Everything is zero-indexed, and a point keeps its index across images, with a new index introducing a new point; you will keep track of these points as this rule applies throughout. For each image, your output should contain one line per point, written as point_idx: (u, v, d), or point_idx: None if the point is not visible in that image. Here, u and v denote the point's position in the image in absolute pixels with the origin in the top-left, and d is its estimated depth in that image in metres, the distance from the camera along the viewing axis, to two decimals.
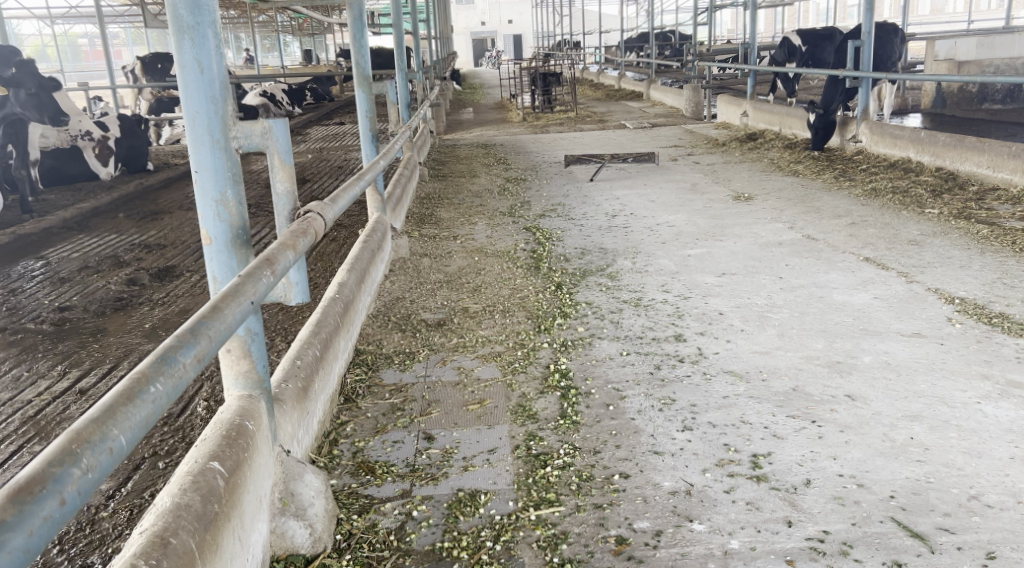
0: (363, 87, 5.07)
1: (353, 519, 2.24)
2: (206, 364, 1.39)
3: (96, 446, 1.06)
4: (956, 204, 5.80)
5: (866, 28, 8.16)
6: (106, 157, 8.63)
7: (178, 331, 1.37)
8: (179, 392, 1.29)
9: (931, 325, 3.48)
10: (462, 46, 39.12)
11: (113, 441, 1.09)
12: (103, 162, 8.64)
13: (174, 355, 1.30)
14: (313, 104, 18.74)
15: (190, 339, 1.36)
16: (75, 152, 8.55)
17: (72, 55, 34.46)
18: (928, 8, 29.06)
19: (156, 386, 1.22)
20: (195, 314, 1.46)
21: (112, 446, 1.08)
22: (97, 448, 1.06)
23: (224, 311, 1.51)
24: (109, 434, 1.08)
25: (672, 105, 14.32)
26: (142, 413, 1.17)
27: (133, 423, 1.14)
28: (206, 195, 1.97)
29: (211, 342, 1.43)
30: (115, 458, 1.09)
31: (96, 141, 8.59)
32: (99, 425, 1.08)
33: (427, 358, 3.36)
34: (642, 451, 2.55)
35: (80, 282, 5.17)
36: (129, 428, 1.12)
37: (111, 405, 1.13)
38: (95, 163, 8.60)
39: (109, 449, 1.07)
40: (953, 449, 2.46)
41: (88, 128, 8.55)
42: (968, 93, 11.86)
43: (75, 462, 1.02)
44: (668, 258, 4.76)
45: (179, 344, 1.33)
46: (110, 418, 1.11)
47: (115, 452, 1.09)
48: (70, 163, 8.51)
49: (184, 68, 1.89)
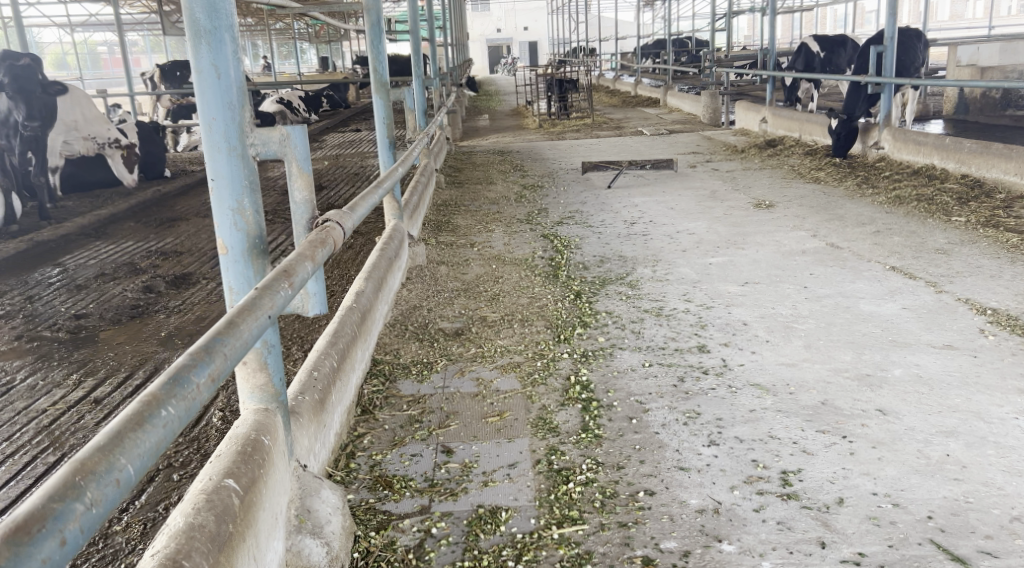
0: (380, 94, 5.02)
1: (370, 535, 2.18)
2: (220, 383, 1.34)
3: (102, 478, 1.00)
4: (983, 211, 5.70)
5: (889, 34, 8.05)
6: (132, 164, 8.69)
7: (192, 349, 1.31)
8: (192, 415, 1.23)
9: (964, 337, 3.39)
10: (478, 53, 39.18)
11: (120, 472, 1.03)
12: (129, 169, 8.72)
13: (187, 375, 1.24)
14: (329, 110, 18.76)
15: (205, 357, 1.30)
16: (98, 160, 8.63)
17: (91, 62, 34.84)
18: (948, 13, 28.90)
19: (167, 409, 1.16)
20: (210, 330, 1.40)
21: (118, 477, 1.03)
22: (103, 480, 1.00)
23: (240, 327, 1.45)
24: (115, 464, 1.03)
25: (689, 112, 14.26)
26: (152, 440, 1.11)
27: (143, 450, 1.09)
28: (223, 203, 1.92)
29: (226, 360, 1.37)
30: (122, 490, 1.04)
31: (123, 148, 8.66)
32: (106, 454, 1.03)
33: (445, 368, 3.30)
34: (668, 467, 2.48)
35: (96, 289, 5.14)
36: (138, 457, 1.07)
37: (119, 431, 1.08)
38: (121, 169, 8.67)
39: (116, 480, 1.02)
40: (991, 468, 2.37)
41: (116, 136, 8.62)
42: (991, 99, 11.60)
43: (81, 496, 0.97)
44: (690, 266, 4.68)
45: (193, 363, 1.28)
46: (118, 446, 1.06)
47: (122, 484, 1.04)
48: (92, 172, 8.59)
49: (202, 73, 1.84)
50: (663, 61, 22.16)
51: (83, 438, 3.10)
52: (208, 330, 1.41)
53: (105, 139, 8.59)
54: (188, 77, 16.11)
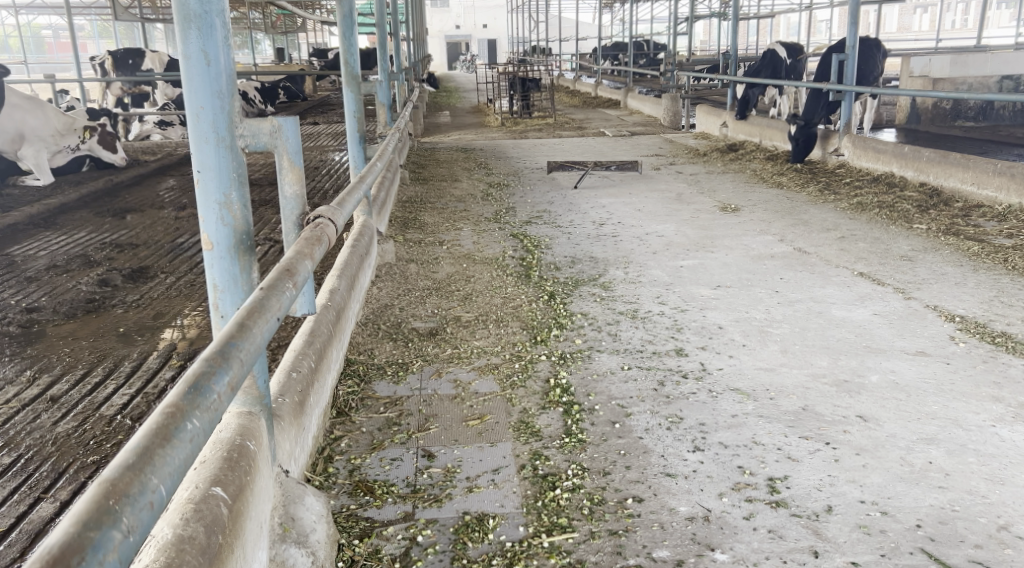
0: (351, 87, 4.90)
1: (354, 544, 2.10)
2: (236, 391, 1.28)
3: (136, 502, 0.96)
4: (943, 219, 5.80)
5: (850, 42, 8.12)
6: (111, 144, 8.75)
7: (208, 353, 1.25)
8: (213, 426, 1.18)
9: (935, 343, 3.43)
10: (437, 50, 38.87)
11: (153, 493, 0.99)
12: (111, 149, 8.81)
13: (208, 383, 1.18)
14: (286, 103, 18.48)
15: (222, 363, 1.24)
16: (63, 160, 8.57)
17: (34, 47, 33.80)
18: (896, 25, 29.81)
19: (192, 423, 1.11)
20: (222, 333, 1.33)
21: (151, 499, 0.98)
22: (137, 503, 0.96)
23: (252, 330, 1.37)
24: (148, 485, 0.98)
25: (649, 114, 14.33)
26: (180, 456, 1.06)
27: (172, 468, 1.04)
28: (209, 197, 1.82)
29: (241, 367, 1.31)
30: (155, 511, 0.99)
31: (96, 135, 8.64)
32: (137, 474, 0.98)
33: (421, 369, 3.22)
34: (654, 473, 2.45)
35: (48, 282, 4.95)
36: (169, 476, 1.02)
37: (148, 447, 1.02)
38: (106, 153, 8.75)
39: (150, 502, 0.98)
40: (975, 476, 2.39)
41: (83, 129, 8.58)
42: (942, 109, 11.99)
43: (117, 523, 0.92)
44: (661, 268, 4.68)
45: (211, 369, 1.22)
46: (147, 464, 1.00)
47: (155, 505, 0.99)
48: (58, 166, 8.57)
49: (189, 60, 1.75)
50: (622, 63, 22.26)
51: (39, 437, 2.96)
52: (219, 332, 1.34)
53: (75, 140, 8.58)
54: (141, 65, 15.73)
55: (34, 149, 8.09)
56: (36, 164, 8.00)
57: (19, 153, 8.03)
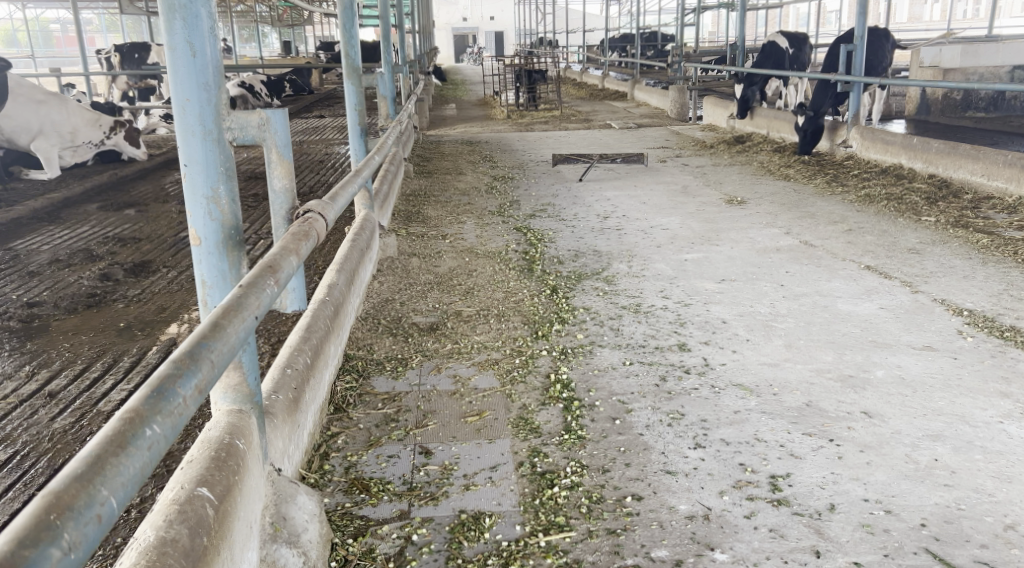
0: (352, 79, 4.86)
1: (348, 543, 2.07)
2: (206, 395, 1.25)
3: (80, 516, 0.91)
4: (952, 212, 5.74)
5: (859, 33, 8.02)
6: (136, 140, 8.88)
7: (176, 355, 1.22)
8: (177, 432, 1.15)
9: (943, 338, 3.37)
10: (444, 42, 38.62)
11: (102, 506, 0.95)
12: (136, 144, 8.92)
13: (173, 388, 1.15)
14: (292, 95, 18.50)
15: (190, 365, 1.21)
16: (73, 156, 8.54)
17: (43, 40, 33.90)
18: (906, 15, 29.55)
19: (152, 429, 1.07)
20: (194, 333, 1.30)
21: (100, 512, 0.95)
22: (83, 518, 0.92)
23: (226, 330, 1.34)
24: (96, 498, 0.95)
25: (656, 106, 14.24)
26: (135, 465, 1.03)
27: (126, 479, 1.00)
28: (196, 191, 1.79)
29: (212, 369, 1.27)
30: (103, 526, 0.96)
31: (121, 132, 8.73)
32: (85, 486, 0.94)
33: (420, 365, 3.19)
34: (654, 471, 2.41)
35: (50, 276, 4.94)
36: (121, 487, 0.99)
37: (99, 457, 0.99)
38: (131, 149, 8.89)
39: (97, 516, 0.94)
40: (981, 474, 2.34)
41: (107, 127, 8.63)
42: (952, 100, 11.74)
43: (57, 539, 0.88)
44: (665, 262, 4.63)
45: (178, 373, 1.18)
46: (98, 476, 0.97)
47: (104, 519, 0.96)
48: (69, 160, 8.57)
49: (174, 50, 1.71)
50: (629, 55, 22.15)
51: (36, 433, 2.94)
52: (193, 331, 1.31)
53: (100, 138, 8.61)
54: (148, 59, 15.74)
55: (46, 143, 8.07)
56: (46, 158, 7.99)
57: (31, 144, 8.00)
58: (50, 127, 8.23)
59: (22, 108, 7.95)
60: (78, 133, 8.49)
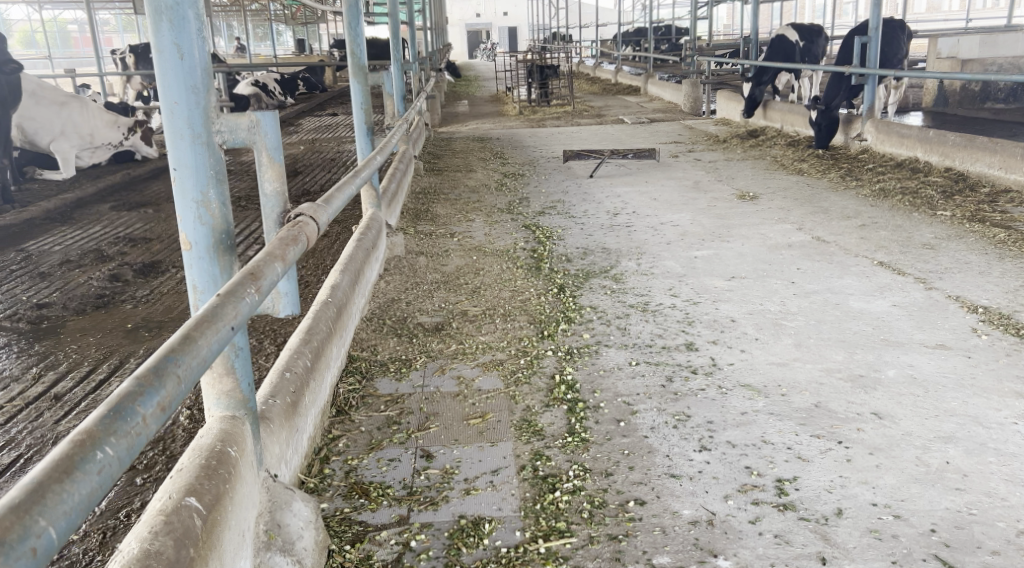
0: (358, 78, 4.82)
1: (345, 549, 2.05)
2: (171, 412, 1.19)
3: (12, 550, 0.84)
4: (969, 206, 5.64)
5: (874, 24, 7.89)
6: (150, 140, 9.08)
7: (140, 372, 1.17)
8: (135, 453, 1.09)
9: (957, 336, 3.31)
10: (457, 38, 38.62)
11: (40, 537, 0.89)
12: (149, 143, 9.12)
13: (132, 406, 1.09)
14: (306, 94, 18.58)
15: (154, 382, 1.15)
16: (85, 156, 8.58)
17: (60, 41, 34.15)
18: (925, 5, 29.22)
19: (104, 451, 1.01)
20: (162, 347, 1.25)
21: (37, 544, 0.88)
22: (16, 551, 0.85)
23: (196, 344, 1.29)
24: (33, 528, 0.88)
25: (670, 100, 14.15)
26: (83, 491, 0.96)
27: (70, 507, 0.94)
28: (186, 195, 1.77)
29: (179, 385, 1.22)
30: (42, 559, 0.89)
31: (139, 132, 8.90)
32: (21, 515, 0.88)
33: (424, 366, 3.16)
34: (658, 474, 2.37)
35: (60, 277, 4.96)
36: (63, 516, 0.92)
37: (41, 484, 0.92)
38: (145, 148, 9.09)
39: (33, 548, 0.87)
40: (993, 477, 2.28)
41: (125, 127, 8.77)
42: (971, 91, 11.70)
43: None
44: (675, 259, 4.57)
45: (139, 390, 1.13)
46: (38, 503, 0.90)
47: (43, 552, 0.89)
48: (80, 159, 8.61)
49: (163, 53, 1.68)
50: (643, 49, 22.02)
51: (40, 436, 2.94)
52: (162, 346, 1.27)
53: (118, 138, 8.74)
54: None
55: (65, 144, 8.09)
56: (65, 158, 8.02)
57: (50, 145, 8.01)
58: (71, 128, 8.24)
59: (44, 109, 7.96)
60: (97, 134, 8.53)
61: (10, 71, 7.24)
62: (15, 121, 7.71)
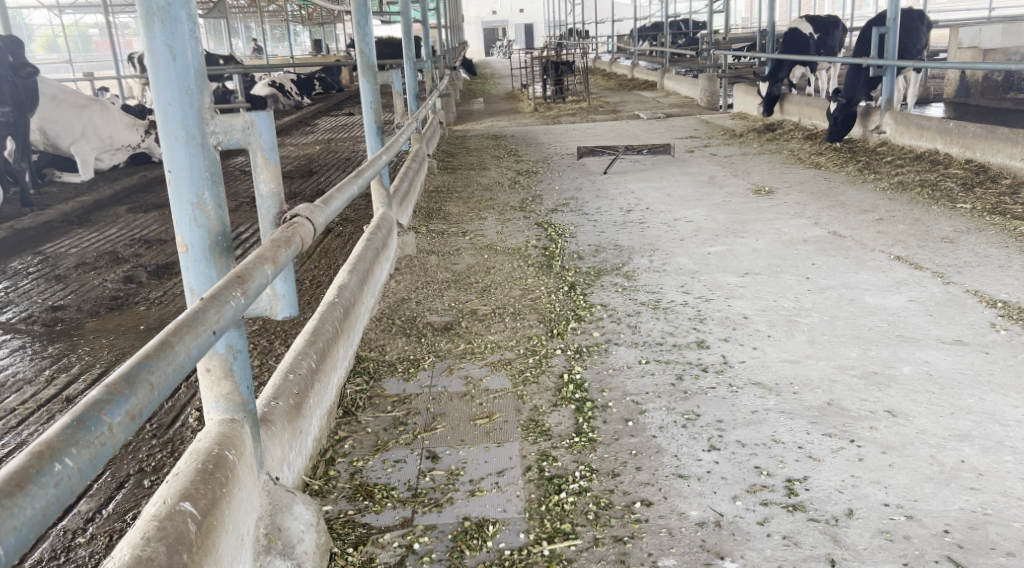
0: (367, 77, 4.81)
1: (348, 553, 2.03)
2: (143, 419, 1.17)
3: None
4: (989, 198, 5.54)
5: (891, 15, 7.77)
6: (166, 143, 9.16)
7: (110, 380, 1.15)
8: (100, 464, 1.06)
9: (974, 332, 3.24)
10: (474, 36, 38.64)
11: None
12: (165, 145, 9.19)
13: (97, 415, 1.08)
14: (323, 94, 18.64)
15: (122, 391, 1.14)
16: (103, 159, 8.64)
17: (81, 44, 34.50)
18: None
19: (63, 463, 0.99)
20: (137, 354, 1.24)
21: None
22: None
23: (173, 350, 1.28)
24: None
25: (686, 95, 14.06)
26: (38, 504, 0.94)
27: (22, 521, 0.91)
28: (181, 197, 1.76)
29: (152, 392, 1.20)
30: None
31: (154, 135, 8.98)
32: None
33: (432, 366, 3.15)
34: (666, 474, 2.34)
35: (76, 279, 4.99)
36: (13, 529, 0.90)
37: None
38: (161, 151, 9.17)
39: None
40: (1009, 476, 2.23)
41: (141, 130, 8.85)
42: (993, 81, 11.41)
43: None
44: (688, 256, 4.52)
45: (107, 399, 1.11)
46: None
47: None
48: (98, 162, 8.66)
49: (155, 54, 1.67)
50: (659, 44, 21.92)
51: None
52: (136, 354, 1.25)
53: (135, 140, 8.82)
54: None
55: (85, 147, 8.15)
56: (86, 161, 8.08)
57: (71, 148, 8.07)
58: (92, 131, 8.30)
59: (64, 113, 8.02)
60: (117, 137, 8.61)
61: (28, 75, 7.26)
62: (37, 125, 7.76)
